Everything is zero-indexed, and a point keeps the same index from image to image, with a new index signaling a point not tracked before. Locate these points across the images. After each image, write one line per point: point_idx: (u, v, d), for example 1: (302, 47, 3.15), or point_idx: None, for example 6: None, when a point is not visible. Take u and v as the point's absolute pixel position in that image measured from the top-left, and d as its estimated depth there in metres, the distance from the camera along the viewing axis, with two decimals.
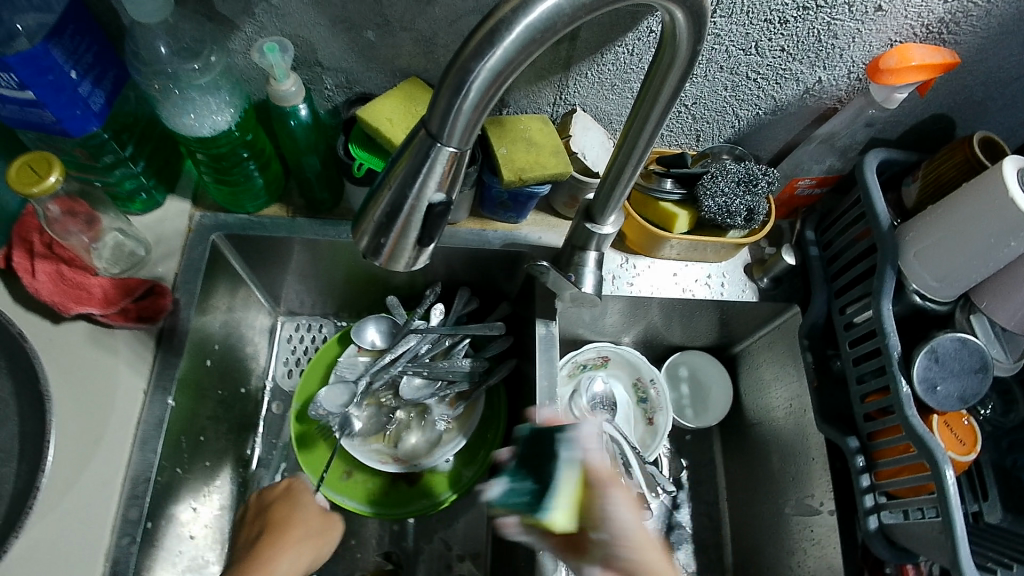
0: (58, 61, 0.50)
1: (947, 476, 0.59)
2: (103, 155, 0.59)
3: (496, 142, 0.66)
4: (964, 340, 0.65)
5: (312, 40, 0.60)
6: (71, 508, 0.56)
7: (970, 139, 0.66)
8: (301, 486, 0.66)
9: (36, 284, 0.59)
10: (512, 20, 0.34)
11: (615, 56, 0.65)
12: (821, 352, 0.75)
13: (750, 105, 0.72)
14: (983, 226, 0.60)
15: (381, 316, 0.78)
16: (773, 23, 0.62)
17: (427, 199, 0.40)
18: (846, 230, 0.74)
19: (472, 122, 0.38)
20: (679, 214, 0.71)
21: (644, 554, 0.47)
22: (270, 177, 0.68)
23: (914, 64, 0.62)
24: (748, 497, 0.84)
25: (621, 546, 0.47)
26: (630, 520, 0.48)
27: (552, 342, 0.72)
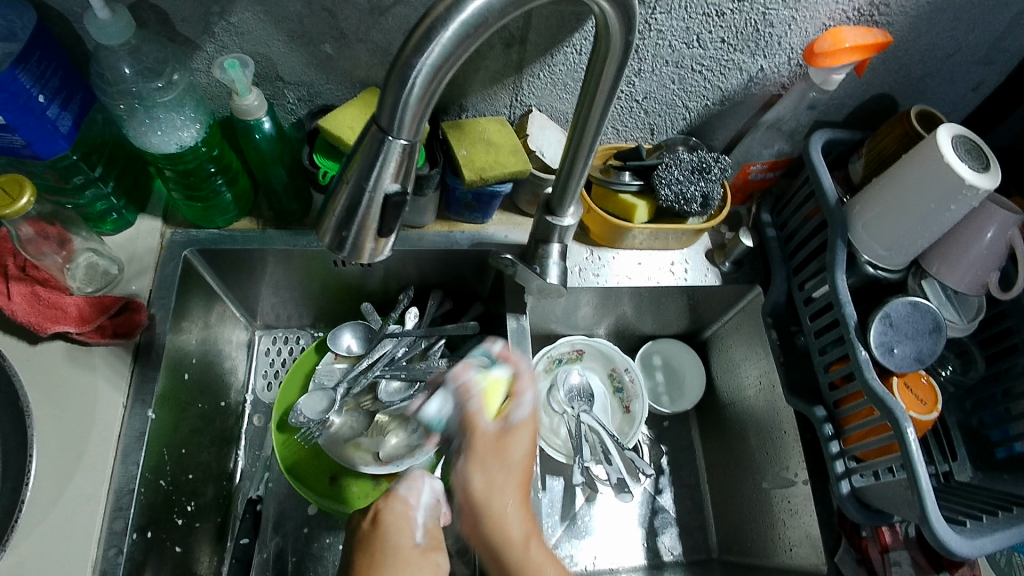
0: (25, 86, 0.52)
1: (908, 433, 0.61)
2: (73, 177, 0.61)
3: (456, 144, 0.68)
4: (916, 304, 0.68)
5: (271, 55, 0.62)
6: (56, 523, 0.57)
7: (907, 114, 0.69)
8: (397, 506, 0.58)
9: (12, 306, 0.61)
10: (448, 17, 0.37)
11: (565, 57, 0.67)
12: (785, 329, 0.77)
13: (698, 96, 0.75)
14: (924, 193, 0.63)
15: (356, 322, 0.79)
16: (711, 16, 0.65)
17: (383, 190, 0.42)
18: (799, 209, 0.78)
19: (419, 113, 0.40)
20: (637, 204, 0.74)
21: (479, 507, 0.54)
22: (238, 192, 0.70)
23: (847, 45, 0.65)
24: (728, 477, 0.86)
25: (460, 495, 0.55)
26: (473, 475, 0.55)
27: (524, 335, 0.74)
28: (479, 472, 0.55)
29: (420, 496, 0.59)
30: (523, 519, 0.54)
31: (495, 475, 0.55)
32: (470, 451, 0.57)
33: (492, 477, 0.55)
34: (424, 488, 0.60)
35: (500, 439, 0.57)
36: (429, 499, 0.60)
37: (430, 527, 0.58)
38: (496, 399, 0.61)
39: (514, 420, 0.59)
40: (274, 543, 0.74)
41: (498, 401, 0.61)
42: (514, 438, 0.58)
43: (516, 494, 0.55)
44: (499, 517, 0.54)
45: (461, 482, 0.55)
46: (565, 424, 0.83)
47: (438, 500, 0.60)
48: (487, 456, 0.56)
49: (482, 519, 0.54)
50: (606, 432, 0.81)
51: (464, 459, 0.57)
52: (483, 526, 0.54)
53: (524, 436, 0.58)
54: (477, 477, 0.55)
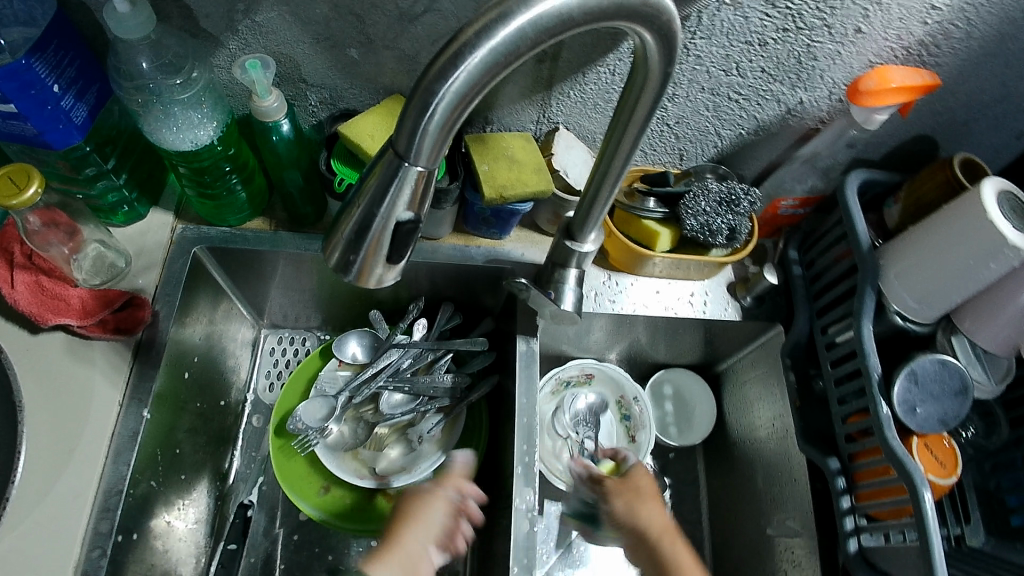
0: (40, 76, 0.51)
1: (924, 498, 0.59)
2: (85, 168, 0.60)
3: (478, 158, 0.66)
4: (944, 362, 0.65)
5: (295, 56, 0.60)
6: (41, 521, 0.56)
7: (950, 160, 0.66)
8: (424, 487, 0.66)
9: (15, 295, 0.59)
10: (476, 42, 0.34)
11: (597, 76, 0.65)
12: (804, 372, 0.75)
13: (733, 125, 0.73)
14: (962, 248, 0.60)
15: (363, 330, 0.78)
16: (754, 44, 0.63)
17: (395, 218, 0.40)
18: (828, 249, 0.75)
19: (438, 142, 0.38)
20: (661, 232, 0.72)
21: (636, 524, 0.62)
22: (253, 191, 0.68)
23: (893, 86, 0.62)
24: (731, 517, 0.84)
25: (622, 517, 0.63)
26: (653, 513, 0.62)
27: (533, 359, 0.72)
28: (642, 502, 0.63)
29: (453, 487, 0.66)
30: (662, 518, 0.62)
31: (634, 498, 0.64)
32: (618, 504, 0.64)
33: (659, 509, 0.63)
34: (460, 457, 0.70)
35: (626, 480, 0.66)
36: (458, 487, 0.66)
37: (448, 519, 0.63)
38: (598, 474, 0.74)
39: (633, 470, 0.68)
40: (263, 548, 0.72)
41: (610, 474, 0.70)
42: (639, 477, 0.67)
43: (659, 510, 0.63)
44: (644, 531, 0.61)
45: (633, 514, 0.62)
46: (567, 449, 0.82)
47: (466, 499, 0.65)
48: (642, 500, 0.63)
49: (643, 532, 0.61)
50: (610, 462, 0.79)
51: (621, 502, 0.64)
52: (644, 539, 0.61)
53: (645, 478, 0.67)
54: (654, 509, 0.63)
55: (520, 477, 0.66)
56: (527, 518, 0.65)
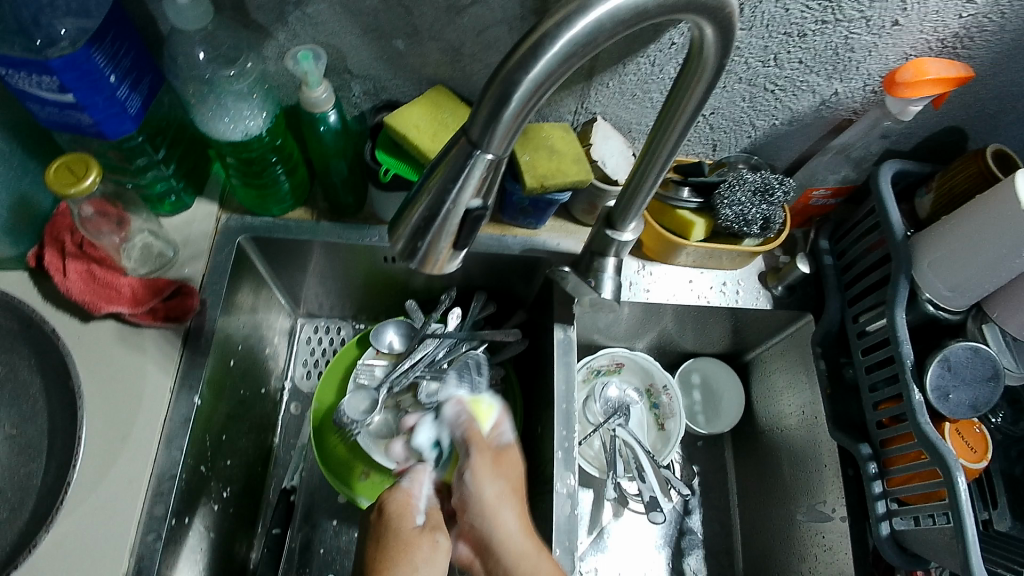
0: (98, 66, 0.52)
1: (958, 483, 0.60)
2: (136, 158, 0.62)
3: (519, 149, 0.67)
4: (976, 349, 0.66)
5: (341, 47, 0.61)
6: (99, 504, 0.57)
7: (982, 151, 0.68)
8: (398, 495, 0.59)
9: (68, 283, 0.60)
10: (557, 33, 0.35)
11: (637, 67, 0.66)
12: (834, 360, 0.76)
13: (767, 115, 0.73)
14: (996, 237, 0.61)
15: (400, 319, 0.79)
16: (792, 36, 0.64)
17: (465, 204, 0.40)
18: (860, 239, 0.76)
19: (510, 132, 0.38)
20: (696, 221, 0.72)
21: (516, 554, 0.56)
22: (296, 181, 0.69)
23: (930, 77, 0.63)
24: (759, 504, 0.85)
25: (470, 507, 0.59)
26: (513, 528, 0.57)
27: (571, 347, 0.73)
28: (489, 483, 0.59)
29: (421, 488, 0.61)
30: (521, 527, 0.58)
31: (502, 492, 0.59)
32: (477, 466, 0.60)
33: (502, 488, 0.60)
34: (425, 479, 0.61)
35: (497, 457, 0.62)
36: (428, 491, 0.61)
37: (430, 511, 0.59)
38: (486, 417, 0.66)
39: (504, 443, 0.64)
40: (303, 533, 0.74)
41: (491, 418, 0.66)
42: (509, 457, 0.63)
43: (517, 508, 0.59)
44: (507, 540, 0.57)
45: (472, 491, 0.59)
46: (598, 437, 0.84)
47: (438, 493, 0.62)
48: (502, 467, 0.61)
49: (485, 536, 0.57)
50: (641, 448, 0.81)
51: (471, 472, 0.60)
52: (467, 508, 0.59)
53: (513, 457, 0.63)
54: (495, 479, 0.60)
55: (561, 461, 0.68)
56: (568, 502, 0.67)
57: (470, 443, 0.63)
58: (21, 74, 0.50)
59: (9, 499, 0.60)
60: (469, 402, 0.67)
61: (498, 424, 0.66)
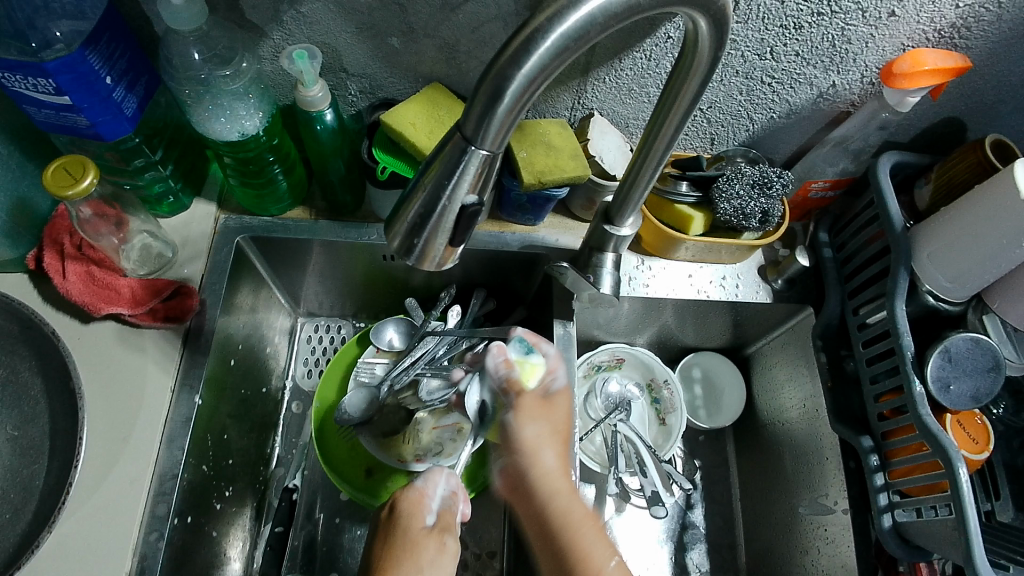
0: (94, 67, 0.52)
1: (960, 474, 0.60)
2: (134, 158, 0.62)
3: (516, 145, 0.67)
4: (977, 340, 0.66)
5: (337, 46, 0.61)
6: (101, 504, 0.57)
7: (981, 141, 0.67)
8: (411, 494, 0.59)
9: (67, 285, 0.61)
10: (549, 28, 0.35)
11: (633, 62, 0.66)
12: (834, 353, 0.76)
13: (765, 108, 0.73)
14: (996, 227, 0.61)
15: (400, 318, 0.79)
16: (789, 28, 0.63)
17: (460, 200, 0.40)
18: (859, 231, 0.76)
19: (505, 127, 0.38)
20: (694, 216, 0.72)
21: (552, 483, 0.52)
22: (294, 181, 0.69)
23: (928, 68, 0.63)
24: (762, 498, 0.85)
25: (512, 445, 0.54)
26: (553, 465, 0.53)
27: (570, 342, 0.73)
28: (529, 424, 0.55)
29: (435, 488, 0.60)
30: (560, 467, 0.54)
31: (544, 434, 0.55)
32: (520, 405, 0.56)
33: (542, 429, 0.55)
34: (441, 480, 0.60)
35: (543, 402, 0.57)
36: (445, 491, 0.60)
37: (443, 512, 0.59)
38: (530, 376, 0.59)
39: (552, 391, 0.59)
40: (305, 531, 0.74)
41: (536, 376, 0.60)
42: (556, 402, 0.58)
43: (558, 451, 0.55)
44: (551, 483, 0.52)
45: (511, 432, 0.55)
46: (600, 432, 0.83)
47: (455, 492, 0.61)
48: (541, 412, 0.56)
49: (523, 471, 0.53)
50: (642, 443, 0.81)
51: (514, 411, 0.55)
52: (519, 454, 0.54)
53: (560, 403, 0.58)
54: (538, 419, 0.55)
55: (562, 457, 0.69)
56: None
57: (510, 390, 0.57)
58: (17, 76, 0.50)
59: (12, 500, 0.60)
60: (513, 358, 0.60)
61: (547, 375, 0.60)
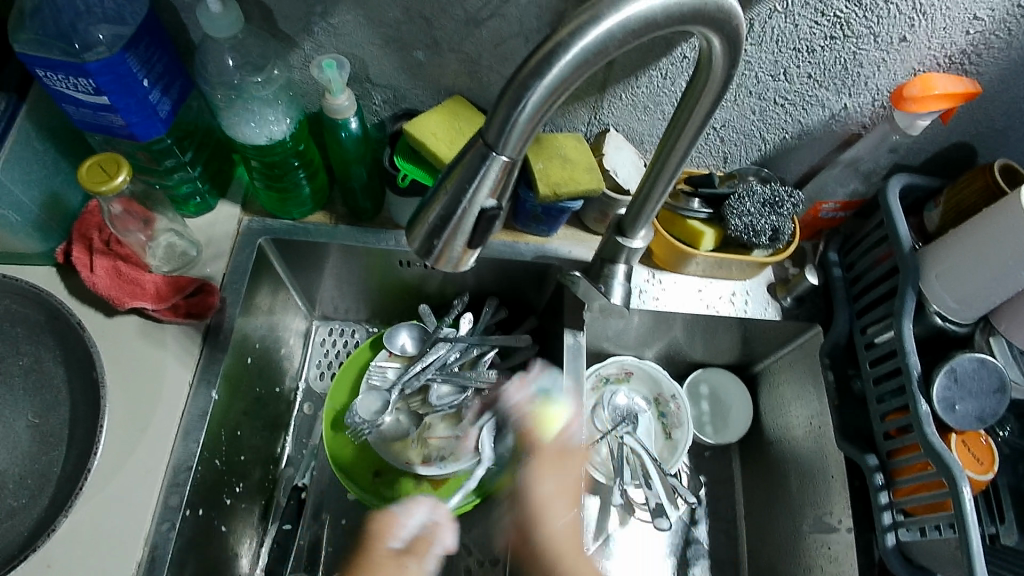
0: (132, 69, 0.54)
1: (964, 493, 0.60)
2: (164, 159, 0.64)
3: (533, 157, 0.69)
4: (982, 361, 0.67)
5: (364, 57, 0.63)
6: (117, 493, 0.59)
7: (991, 165, 0.69)
8: (393, 519, 0.63)
9: (94, 278, 0.63)
10: (569, 42, 0.36)
11: (649, 79, 0.67)
12: (843, 372, 0.76)
13: (777, 129, 0.75)
14: (1003, 249, 0.62)
15: (413, 323, 0.80)
16: (802, 51, 0.65)
17: (480, 204, 0.42)
18: (868, 252, 0.77)
19: (525, 135, 0.40)
20: (705, 232, 0.74)
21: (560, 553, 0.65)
22: (317, 187, 0.71)
23: (937, 92, 0.64)
24: (765, 515, 0.86)
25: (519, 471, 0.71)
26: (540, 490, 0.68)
27: (580, 352, 0.75)
28: (549, 480, 0.68)
29: (411, 517, 0.64)
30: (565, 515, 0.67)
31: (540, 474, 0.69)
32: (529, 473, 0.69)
33: (563, 480, 0.68)
34: (419, 510, 0.65)
35: (560, 453, 0.70)
36: (421, 521, 0.64)
37: (416, 539, 0.63)
38: (554, 422, 0.72)
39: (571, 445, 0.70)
40: (312, 532, 0.75)
41: (558, 424, 0.71)
42: (573, 457, 0.70)
43: (571, 508, 0.67)
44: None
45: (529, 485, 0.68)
46: (606, 445, 0.84)
47: (435, 522, 0.64)
48: (557, 471, 0.69)
49: (536, 525, 0.67)
50: (648, 456, 0.83)
51: (536, 467, 0.69)
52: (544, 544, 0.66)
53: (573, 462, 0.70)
54: (553, 480, 0.68)
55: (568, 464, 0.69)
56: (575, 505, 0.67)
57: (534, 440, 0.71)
58: (59, 76, 0.53)
59: (28, 486, 0.62)
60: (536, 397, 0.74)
61: (567, 426, 0.71)
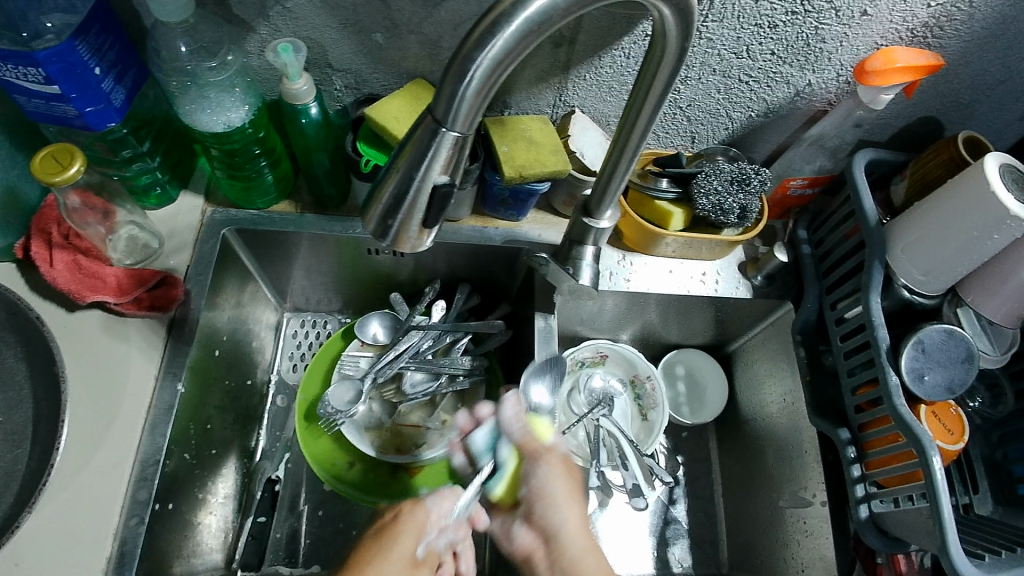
0: (83, 58, 0.53)
1: (933, 462, 0.61)
2: (121, 150, 0.63)
3: (498, 140, 0.68)
4: (950, 331, 0.67)
5: (323, 42, 0.63)
6: (84, 489, 0.58)
7: (955, 138, 0.69)
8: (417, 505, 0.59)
9: (54, 273, 0.62)
10: (512, 12, 0.36)
11: (612, 59, 0.67)
12: (814, 348, 0.77)
13: (743, 107, 0.75)
14: (967, 220, 0.62)
15: (385, 312, 0.80)
16: (763, 27, 0.65)
17: (432, 180, 0.42)
18: (837, 228, 0.77)
19: (474, 108, 0.39)
20: (673, 211, 0.74)
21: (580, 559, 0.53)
22: (280, 175, 0.71)
23: (899, 66, 0.64)
24: (744, 494, 0.86)
25: (538, 500, 0.56)
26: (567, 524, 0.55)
27: (551, 335, 0.74)
28: (558, 481, 0.57)
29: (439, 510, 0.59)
30: (581, 534, 0.55)
31: (562, 476, 0.58)
32: (549, 462, 0.59)
33: (568, 489, 0.57)
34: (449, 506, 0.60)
35: (567, 464, 0.60)
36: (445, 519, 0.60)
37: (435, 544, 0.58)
38: (546, 435, 0.63)
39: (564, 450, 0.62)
40: (289, 524, 0.74)
41: (552, 434, 0.63)
42: (576, 465, 0.61)
43: (579, 512, 0.56)
44: None
45: (541, 487, 0.57)
46: (583, 428, 0.84)
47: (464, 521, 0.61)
48: (558, 468, 0.59)
49: (551, 526, 0.55)
50: (625, 437, 0.82)
51: (545, 467, 0.58)
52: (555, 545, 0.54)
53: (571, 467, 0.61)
54: (562, 480, 0.58)
55: None
56: None
57: (536, 444, 0.61)
58: (8, 66, 0.51)
59: None
60: (529, 415, 0.65)
61: (560, 438, 0.64)
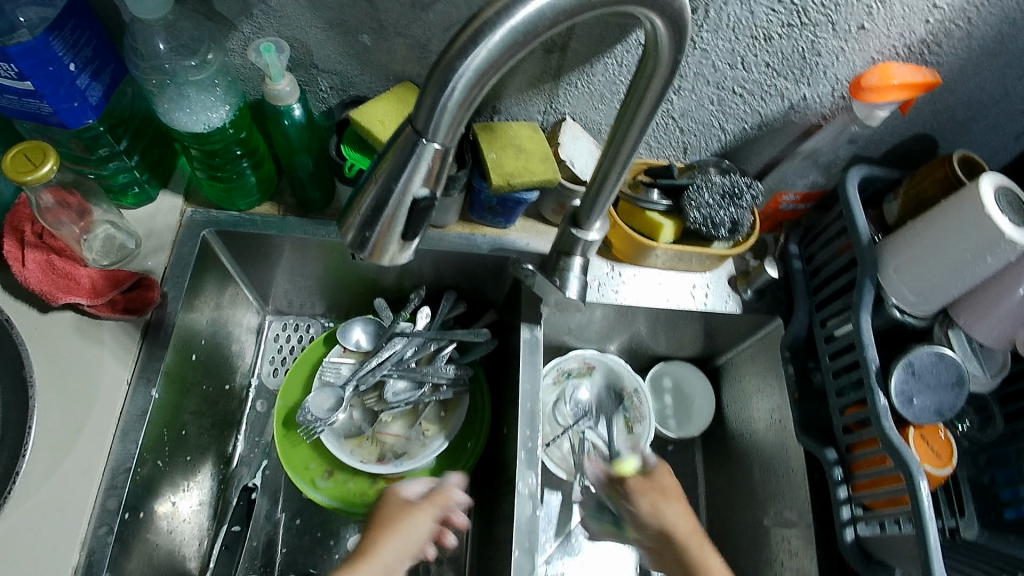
0: (57, 54, 0.51)
1: (921, 488, 0.60)
2: (98, 148, 0.61)
3: (487, 147, 0.67)
4: (941, 354, 0.66)
5: (308, 42, 0.61)
6: (50, 497, 0.56)
7: (950, 157, 0.68)
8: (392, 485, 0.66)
9: (25, 273, 0.60)
10: (496, 21, 0.35)
11: (605, 68, 0.66)
12: (803, 365, 0.76)
13: (737, 119, 0.74)
14: (960, 241, 0.61)
15: (368, 318, 0.79)
16: (759, 39, 0.64)
17: (412, 194, 0.40)
18: (829, 244, 0.76)
19: (457, 120, 0.38)
20: (664, 223, 0.72)
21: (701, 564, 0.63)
22: (263, 176, 0.69)
23: (895, 82, 0.63)
24: (730, 511, 0.85)
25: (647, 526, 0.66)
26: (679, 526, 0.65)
27: (537, 346, 0.73)
28: (666, 506, 0.66)
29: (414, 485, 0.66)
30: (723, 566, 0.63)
31: (656, 501, 0.67)
32: (648, 499, 0.67)
33: (678, 508, 0.67)
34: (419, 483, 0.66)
35: (645, 481, 0.69)
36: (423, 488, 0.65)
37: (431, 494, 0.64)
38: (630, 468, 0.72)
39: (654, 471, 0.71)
40: (265, 532, 0.73)
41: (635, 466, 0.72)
42: (660, 478, 0.70)
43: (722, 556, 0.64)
44: None
45: (654, 514, 0.66)
46: (567, 440, 0.83)
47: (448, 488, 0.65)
48: (670, 498, 0.67)
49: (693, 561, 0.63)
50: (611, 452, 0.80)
51: (648, 505, 0.67)
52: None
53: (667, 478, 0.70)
54: (670, 504, 0.67)
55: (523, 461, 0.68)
56: (529, 504, 0.66)
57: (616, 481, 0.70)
58: None
59: None
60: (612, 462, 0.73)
61: (643, 462, 0.72)
